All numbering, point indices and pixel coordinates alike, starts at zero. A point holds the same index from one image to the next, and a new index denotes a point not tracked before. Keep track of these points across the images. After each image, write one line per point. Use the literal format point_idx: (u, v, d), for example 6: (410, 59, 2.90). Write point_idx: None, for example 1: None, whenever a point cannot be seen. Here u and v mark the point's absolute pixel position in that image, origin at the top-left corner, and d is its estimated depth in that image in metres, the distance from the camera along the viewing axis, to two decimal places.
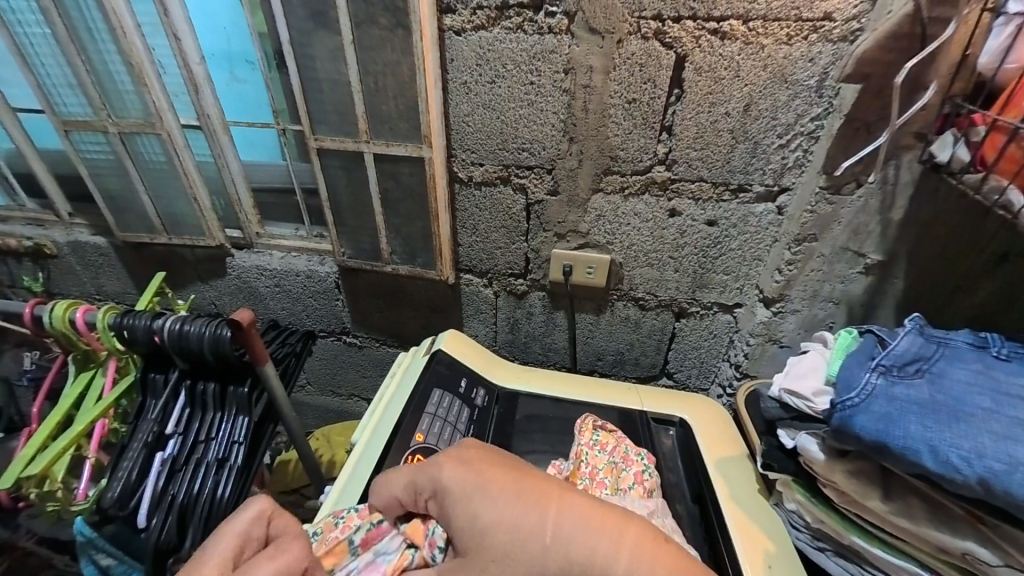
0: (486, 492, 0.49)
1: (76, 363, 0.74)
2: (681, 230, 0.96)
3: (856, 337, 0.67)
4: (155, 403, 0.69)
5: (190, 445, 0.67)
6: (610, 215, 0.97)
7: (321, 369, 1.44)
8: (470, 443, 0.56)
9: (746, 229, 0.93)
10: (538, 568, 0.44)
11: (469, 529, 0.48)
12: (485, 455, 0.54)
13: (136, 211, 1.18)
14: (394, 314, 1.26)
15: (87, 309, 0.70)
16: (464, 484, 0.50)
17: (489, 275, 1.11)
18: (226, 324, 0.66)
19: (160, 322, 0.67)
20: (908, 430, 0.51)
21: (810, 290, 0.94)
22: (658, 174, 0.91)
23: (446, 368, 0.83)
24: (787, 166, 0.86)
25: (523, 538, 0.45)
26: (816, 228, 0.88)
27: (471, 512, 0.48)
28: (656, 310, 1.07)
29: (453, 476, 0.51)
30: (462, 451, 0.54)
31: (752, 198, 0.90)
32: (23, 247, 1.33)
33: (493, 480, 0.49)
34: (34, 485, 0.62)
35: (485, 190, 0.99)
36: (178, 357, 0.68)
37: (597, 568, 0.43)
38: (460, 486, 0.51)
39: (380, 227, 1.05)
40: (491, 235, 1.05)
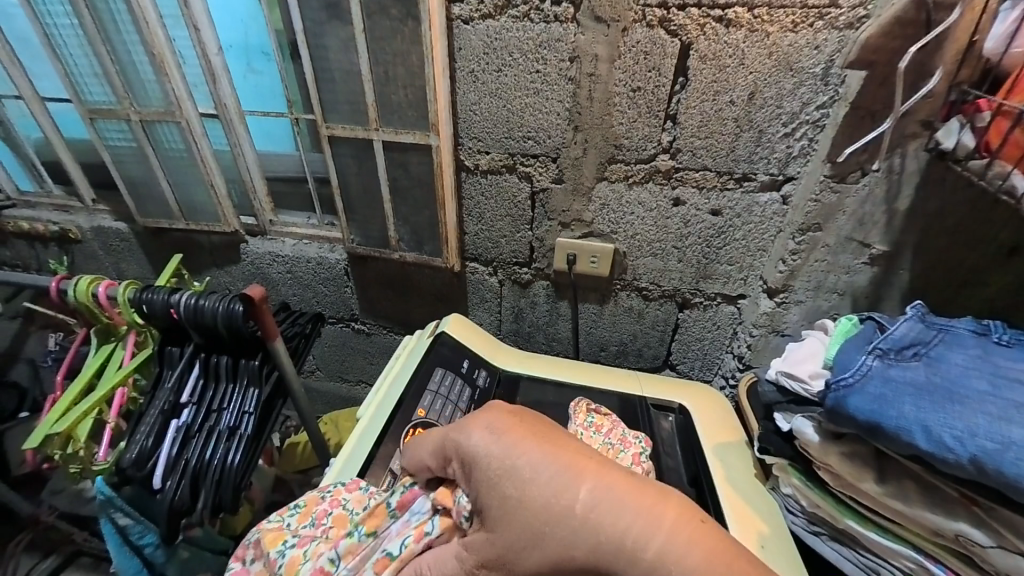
0: (515, 461, 0.43)
1: (98, 336, 0.78)
2: (685, 220, 0.96)
3: (856, 324, 0.68)
4: (172, 373, 0.72)
5: (204, 414, 0.70)
6: (614, 204, 0.98)
7: (330, 355, 1.47)
8: (499, 404, 0.51)
9: (750, 219, 0.93)
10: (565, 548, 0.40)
11: (492, 500, 0.44)
12: (516, 415, 0.48)
13: (156, 197, 1.23)
14: (401, 301, 1.28)
15: (109, 285, 0.74)
16: (487, 447, 0.46)
17: (494, 263, 1.13)
18: (239, 299, 0.69)
19: (177, 297, 0.71)
20: (902, 410, 0.51)
21: (815, 281, 0.93)
22: (662, 163, 0.91)
23: (450, 350, 0.85)
24: (792, 155, 0.86)
25: (547, 514, 0.41)
26: (820, 218, 0.88)
27: (489, 481, 0.45)
28: (659, 300, 1.08)
29: (478, 438, 0.47)
30: (488, 412, 0.49)
31: (756, 187, 0.90)
32: (50, 231, 1.39)
33: (518, 443, 0.44)
34: (57, 446, 0.67)
35: (490, 178, 1.01)
36: (194, 331, 0.72)
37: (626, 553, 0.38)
38: (481, 452, 0.46)
39: (389, 215, 1.08)
40: (496, 223, 1.07)
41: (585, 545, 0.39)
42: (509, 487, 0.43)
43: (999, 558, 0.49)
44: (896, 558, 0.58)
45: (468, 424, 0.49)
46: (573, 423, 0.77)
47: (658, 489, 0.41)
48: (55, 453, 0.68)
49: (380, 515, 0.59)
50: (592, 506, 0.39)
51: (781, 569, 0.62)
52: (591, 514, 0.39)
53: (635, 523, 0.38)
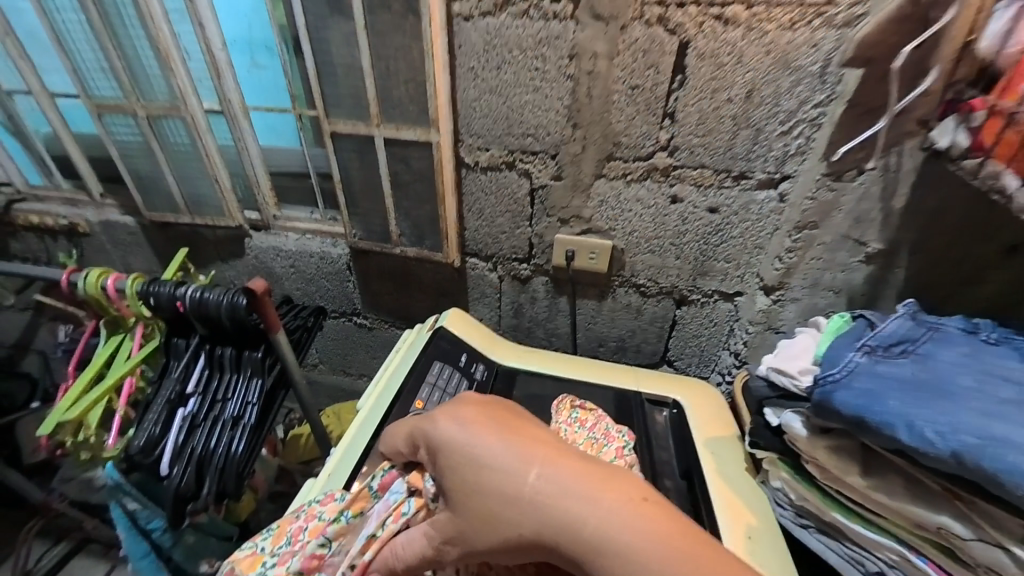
0: (467, 446, 0.44)
1: (108, 327, 0.80)
2: (683, 217, 0.97)
3: (848, 322, 0.69)
4: (178, 364, 0.74)
5: (209, 404, 0.72)
6: (613, 200, 0.99)
7: (333, 348, 1.49)
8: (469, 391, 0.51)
9: (747, 217, 0.94)
10: (517, 528, 0.40)
11: (453, 481, 0.44)
12: (483, 404, 0.47)
13: (162, 191, 1.25)
14: (403, 296, 1.30)
15: (118, 277, 0.76)
16: (447, 431, 0.46)
17: (494, 259, 1.14)
18: (243, 292, 0.70)
19: (182, 290, 0.72)
20: (887, 406, 0.52)
21: (811, 279, 0.94)
22: (660, 160, 0.92)
23: (449, 344, 0.87)
24: (789, 153, 0.86)
25: (499, 494, 0.41)
26: (817, 215, 0.88)
27: (448, 461, 0.45)
28: (657, 297, 1.09)
29: (441, 421, 0.47)
30: (455, 400, 0.49)
31: (754, 185, 0.91)
32: (60, 224, 1.42)
33: (476, 428, 0.44)
34: (68, 434, 0.71)
35: (490, 175, 1.02)
36: (200, 323, 0.74)
37: (570, 533, 0.37)
38: (441, 436, 0.46)
39: (390, 210, 1.09)
40: (496, 219, 1.08)
41: (535, 525, 0.39)
42: (465, 469, 0.43)
43: (980, 552, 0.50)
44: (881, 550, 0.59)
45: (436, 413, 0.48)
46: (556, 420, 0.77)
47: (610, 471, 0.40)
48: (67, 440, 0.72)
49: (363, 499, 0.61)
50: (542, 490, 0.39)
51: (768, 561, 0.64)
52: (540, 496, 0.39)
53: (572, 499, 0.38)
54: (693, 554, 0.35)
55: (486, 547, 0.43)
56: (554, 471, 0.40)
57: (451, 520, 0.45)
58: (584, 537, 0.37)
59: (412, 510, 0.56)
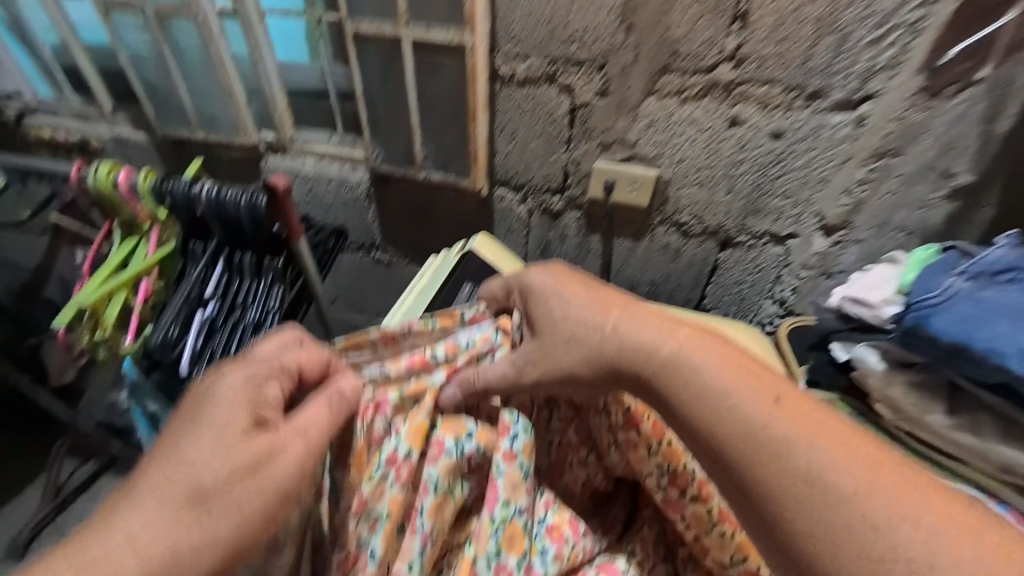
0: (562, 297, 0.56)
1: (122, 229, 0.75)
2: (741, 144, 0.87)
3: (936, 252, 0.60)
4: (195, 268, 0.70)
5: (228, 310, 0.68)
6: (663, 123, 0.89)
7: (350, 285, 1.45)
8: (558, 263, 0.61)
9: (816, 145, 0.83)
10: (597, 353, 0.52)
11: (548, 320, 0.56)
12: (569, 272, 0.59)
13: (175, 104, 1.17)
14: (424, 230, 1.23)
15: (129, 172, 0.69)
16: (547, 284, 0.58)
17: (525, 189, 1.06)
18: (262, 191, 0.64)
19: (196, 188, 0.66)
20: (997, 333, 0.46)
21: (880, 218, 0.87)
22: (723, 74, 0.81)
23: (479, 266, 0.80)
24: (876, 68, 0.75)
25: (586, 329, 0.53)
26: (900, 141, 0.79)
27: (542, 303, 0.57)
28: (699, 238, 1.00)
29: (539, 277, 0.59)
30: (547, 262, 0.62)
31: (828, 107, 0.80)
32: (71, 141, 1.36)
33: (569, 281, 0.58)
34: (87, 329, 0.70)
35: (527, 90, 0.92)
36: (217, 225, 0.68)
37: (646, 353, 0.49)
38: (539, 286, 0.59)
39: (415, 129, 1.01)
40: (530, 143, 0.98)
41: (611, 349, 0.51)
42: (558, 307, 0.56)
43: None
44: None
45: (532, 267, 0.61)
46: None
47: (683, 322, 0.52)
48: (87, 335, 0.70)
49: (450, 320, 0.67)
50: (621, 327, 0.52)
51: None
52: (619, 329, 0.52)
53: (657, 334, 0.50)
54: (770, 384, 0.45)
55: (562, 368, 0.54)
56: (633, 317, 0.52)
57: (538, 351, 0.55)
58: (669, 363, 0.48)
59: (499, 343, 0.62)
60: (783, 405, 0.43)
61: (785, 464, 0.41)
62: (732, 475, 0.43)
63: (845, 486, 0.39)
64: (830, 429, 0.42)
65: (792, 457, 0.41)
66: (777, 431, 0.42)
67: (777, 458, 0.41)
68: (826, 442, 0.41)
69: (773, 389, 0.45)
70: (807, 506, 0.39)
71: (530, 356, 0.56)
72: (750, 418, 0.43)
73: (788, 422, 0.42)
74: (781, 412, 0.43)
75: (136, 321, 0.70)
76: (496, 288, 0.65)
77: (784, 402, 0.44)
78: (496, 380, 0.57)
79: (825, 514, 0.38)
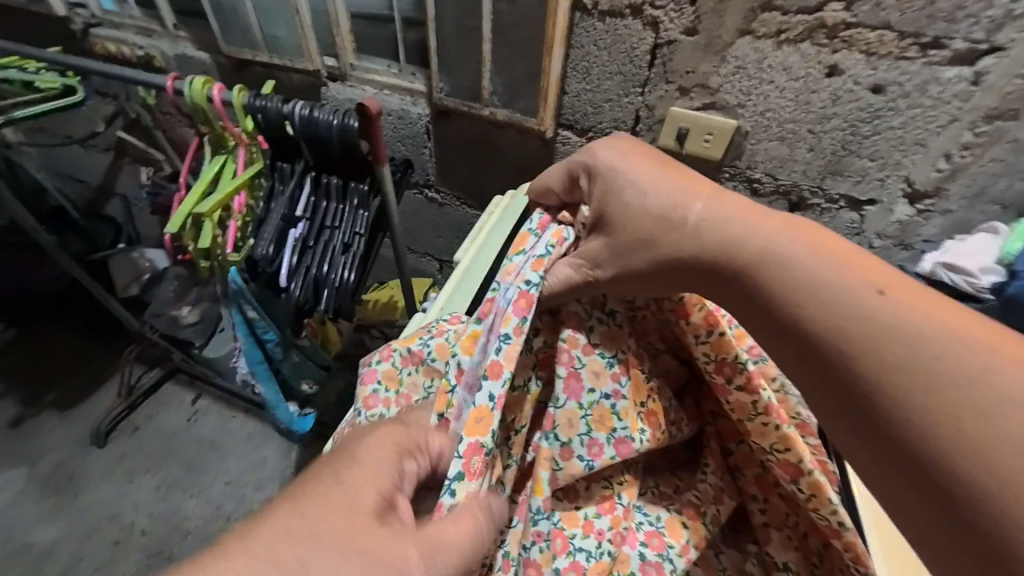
0: (630, 180, 0.47)
1: (212, 146, 0.78)
2: (835, 96, 0.81)
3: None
4: (284, 188, 0.73)
5: (317, 230, 0.72)
6: (752, 67, 0.83)
7: (400, 223, 1.48)
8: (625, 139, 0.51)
9: (920, 101, 0.77)
10: (674, 252, 0.44)
11: (617, 213, 0.47)
12: (639, 151, 0.50)
13: (240, 21, 1.16)
14: (480, 171, 1.22)
15: (223, 88, 0.71)
16: (611, 164, 0.49)
17: (590, 134, 1.03)
18: (355, 114, 0.65)
19: (290, 106, 0.68)
20: None
21: (977, 187, 0.81)
22: (830, 15, 0.75)
23: None
24: (1011, 14, 0.67)
25: (660, 220, 0.45)
26: (1021, 102, 0.73)
27: (607, 191, 0.48)
28: (769, 197, 0.97)
29: (604, 155, 0.49)
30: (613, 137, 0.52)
31: (944, 59, 0.73)
32: (137, 56, 1.38)
33: (634, 160, 0.48)
34: (191, 238, 0.73)
35: (610, 23, 0.87)
36: (306, 146, 0.70)
37: (729, 246, 0.41)
38: (604, 169, 0.49)
39: (485, 61, 0.98)
40: (604, 83, 0.94)
41: (689, 245, 0.43)
42: (622, 195, 0.47)
43: None
44: None
45: (597, 142, 0.50)
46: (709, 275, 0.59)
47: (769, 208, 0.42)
48: (190, 244, 0.74)
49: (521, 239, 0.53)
50: (703, 217, 0.43)
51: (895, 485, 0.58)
52: (699, 221, 0.43)
53: (742, 225, 0.41)
54: (883, 275, 0.35)
55: (635, 273, 0.46)
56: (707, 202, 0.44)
57: (606, 249, 0.47)
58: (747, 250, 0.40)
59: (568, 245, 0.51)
60: (895, 297, 0.34)
61: (896, 355, 0.32)
62: (823, 371, 0.35)
63: (975, 372, 0.29)
64: (960, 320, 0.32)
65: (900, 347, 0.32)
66: (887, 318, 0.33)
67: (879, 351, 0.32)
68: (958, 336, 0.31)
69: (877, 278, 0.35)
70: (920, 405, 0.30)
71: (600, 257, 0.48)
72: (847, 305, 0.34)
73: (902, 311, 0.33)
74: (892, 302, 0.33)
75: (234, 232, 0.74)
76: (556, 179, 0.53)
77: (893, 294, 0.34)
78: (560, 288, 0.48)
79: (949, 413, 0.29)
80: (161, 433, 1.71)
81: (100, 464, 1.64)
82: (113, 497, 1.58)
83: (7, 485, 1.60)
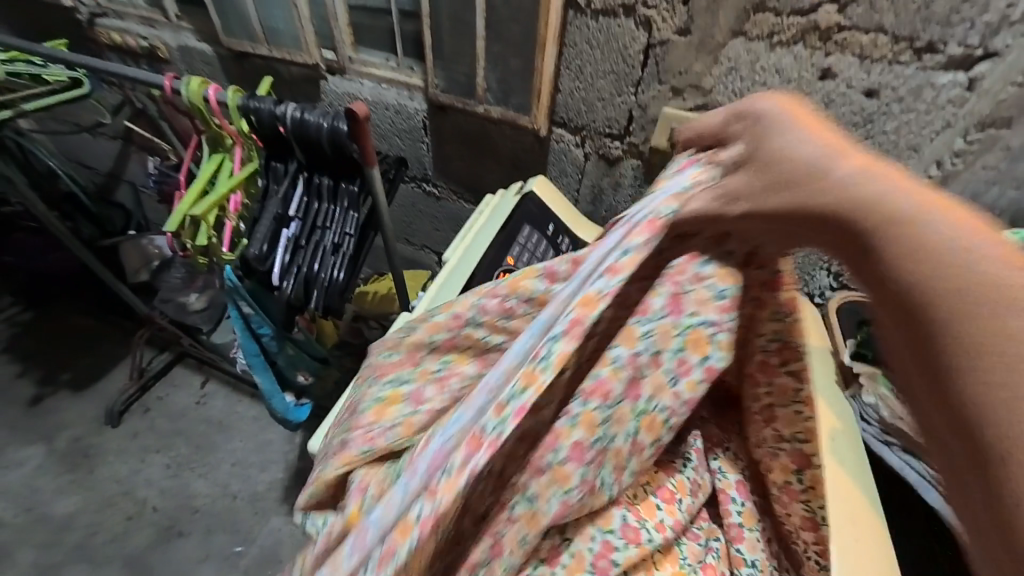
0: (795, 133, 0.42)
1: (209, 145, 0.80)
2: (828, 99, 0.80)
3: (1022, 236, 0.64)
4: (278, 187, 0.75)
5: (309, 229, 0.74)
6: (745, 69, 0.83)
7: (399, 215, 1.50)
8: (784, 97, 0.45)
9: (914, 106, 0.76)
10: (810, 205, 0.40)
11: (765, 164, 0.43)
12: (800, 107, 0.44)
13: (240, 13, 1.17)
14: (476, 166, 1.23)
15: (218, 89, 0.73)
16: (779, 114, 0.44)
17: (584, 132, 1.03)
18: (344, 117, 0.67)
19: (282, 108, 0.69)
20: None
21: (969, 195, 0.80)
22: (824, 16, 0.74)
23: (537, 209, 0.82)
24: (1007, 19, 0.66)
25: (799, 172, 0.41)
26: (1015, 109, 0.71)
27: (763, 139, 0.44)
28: None
29: (770, 106, 0.45)
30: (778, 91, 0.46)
31: (939, 63, 0.72)
32: (140, 47, 1.39)
33: (799, 118, 0.43)
34: (189, 236, 0.76)
35: (603, 22, 0.87)
36: (298, 147, 0.72)
37: (868, 206, 0.37)
38: (774, 118, 0.44)
39: (480, 58, 0.98)
40: (597, 82, 0.94)
41: (824, 200, 0.39)
42: (774, 144, 0.43)
43: None
44: None
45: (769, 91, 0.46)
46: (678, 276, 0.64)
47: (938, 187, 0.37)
48: (188, 242, 0.77)
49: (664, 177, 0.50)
50: (851, 175, 0.38)
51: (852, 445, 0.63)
52: (845, 180, 0.39)
53: (891, 186, 0.37)
54: None
55: (770, 215, 0.43)
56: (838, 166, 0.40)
57: (752, 187, 0.44)
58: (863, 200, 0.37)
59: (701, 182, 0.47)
60: None
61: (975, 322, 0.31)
62: (913, 329, 0.34)
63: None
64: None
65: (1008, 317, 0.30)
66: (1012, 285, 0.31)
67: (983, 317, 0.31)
68: None
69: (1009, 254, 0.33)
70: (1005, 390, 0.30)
71: (739, 193, 0.44)
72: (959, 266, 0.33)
73: None
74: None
75: (231, 230, 0.77)
76: (713, 121, 0.49)
77: None
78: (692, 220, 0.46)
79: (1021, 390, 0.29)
80: (171, 414, 1.78)
81: (114, 442, 1.72)
82: (127, 473, 1.66)
83: (27, 459, 1.68)
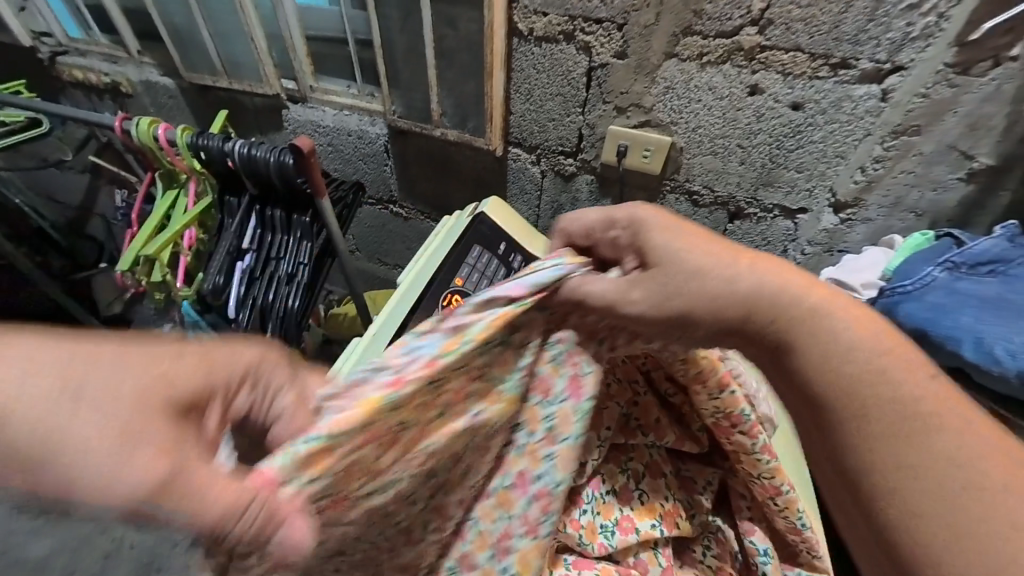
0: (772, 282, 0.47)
1: (162, 181, 0.82)
2: (758, 113, 0.85)
3: (930, 239, 0.66)
4: (233, 221, 0.77)
5: (264, 260, 0.76)
6: (680, 88, 0.87)
7: (370, 236, 1.51)
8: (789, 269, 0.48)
9: (837, 117, 0.81)
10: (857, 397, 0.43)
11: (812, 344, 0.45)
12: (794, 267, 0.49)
13: (199, 49, 1.19)
14: (440, 185, 1.26)
15: (168, 128, 0.75)
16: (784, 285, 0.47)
17: (538, 151, 1.06)
18: (289, 152, 0.69)
19: (230, 145, 0.72)
20: (958, 321, 0.54)
21: (893, 196, 0.85)
22: (746, 38, 0.79)
23: (489, 229, 0.85)
24: (910, 36, 0.71)
25: (847, 366, 0.44)
26: (924, 118, 0.77)
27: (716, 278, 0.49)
28: (710, 208, 1.00)
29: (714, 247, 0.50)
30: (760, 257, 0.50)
31: (854, 78, 0.77)
32: (103, 82, 1.40)
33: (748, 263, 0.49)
34: (144, 273, 0.79)
35: (545, 48, 0.91)
36: (250, 181, 0.75)
37: (884, 382, 0.43)
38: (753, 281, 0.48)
39: (433, 85, 1.01)
40: (546, 104, 0.98)
41: (881, 410, 0.42)
42: (819, 340, 0.45)
43: None
44: None
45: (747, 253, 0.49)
46: None
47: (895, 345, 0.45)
48: (144, 278, 0.80)
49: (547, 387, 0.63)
50: (855, 366, 0.43)
51: None
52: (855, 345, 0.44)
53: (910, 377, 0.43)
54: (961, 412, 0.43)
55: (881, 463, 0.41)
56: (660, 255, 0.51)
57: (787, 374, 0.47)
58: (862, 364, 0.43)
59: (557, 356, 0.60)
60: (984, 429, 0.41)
61: (917, 487, 0.39)
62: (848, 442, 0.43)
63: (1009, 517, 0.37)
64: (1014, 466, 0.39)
65: (950, 479, 0.39)
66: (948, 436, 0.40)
67: (914, 469, 0.40)
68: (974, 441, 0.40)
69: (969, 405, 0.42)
70: (917, 494, 0.39)
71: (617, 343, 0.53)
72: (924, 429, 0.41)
73: (960, 443, 0.40)
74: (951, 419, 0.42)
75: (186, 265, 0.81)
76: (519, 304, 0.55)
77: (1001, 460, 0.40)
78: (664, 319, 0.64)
79: (939, 494, 0.39)
80: None
81: None
82: None
83: None
